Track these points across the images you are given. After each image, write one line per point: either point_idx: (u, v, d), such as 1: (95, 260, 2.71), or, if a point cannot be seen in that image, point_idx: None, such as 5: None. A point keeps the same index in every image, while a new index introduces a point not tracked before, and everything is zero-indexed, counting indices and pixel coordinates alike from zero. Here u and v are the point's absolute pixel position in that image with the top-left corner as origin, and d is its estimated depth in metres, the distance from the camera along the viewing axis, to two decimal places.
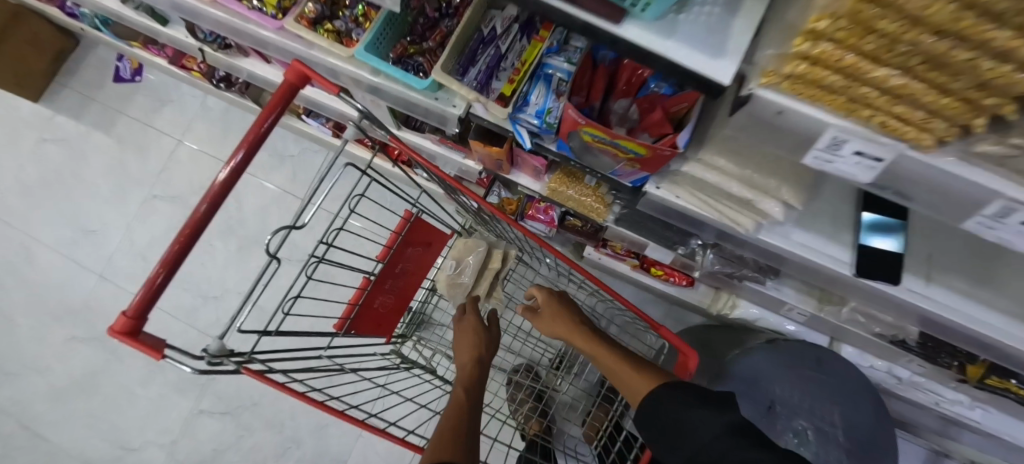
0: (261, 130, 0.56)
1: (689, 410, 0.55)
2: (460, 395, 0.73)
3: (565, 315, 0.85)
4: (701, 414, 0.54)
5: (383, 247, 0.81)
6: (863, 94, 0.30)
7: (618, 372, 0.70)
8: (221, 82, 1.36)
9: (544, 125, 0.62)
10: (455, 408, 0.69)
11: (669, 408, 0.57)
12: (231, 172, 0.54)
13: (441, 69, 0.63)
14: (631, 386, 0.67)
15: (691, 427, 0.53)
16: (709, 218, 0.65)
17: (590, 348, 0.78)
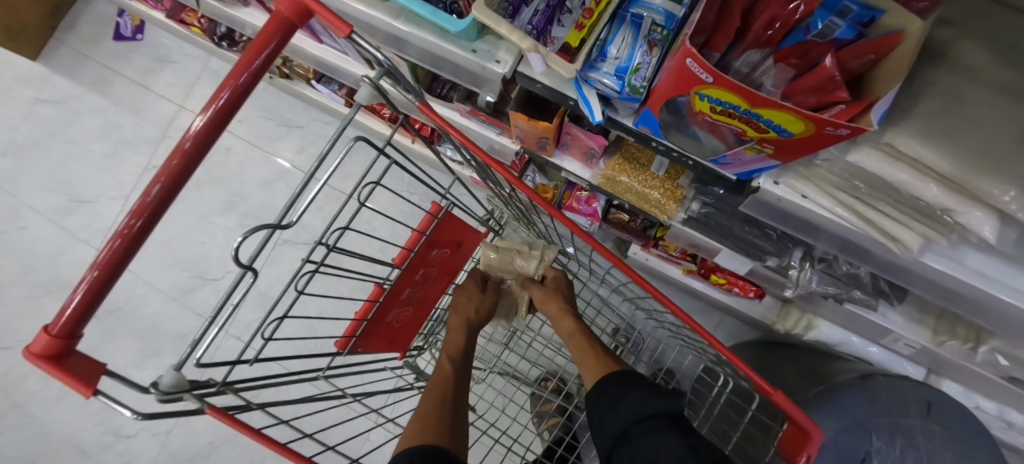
0: (239, 91, 0.36)
1: (627, 383, 0.56)
2: (444, 367, 0.67)
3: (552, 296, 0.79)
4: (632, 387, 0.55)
5: (403, 249, 0.65)
6: None
7: (583, 355, 0.66)
8: (223, 40, 1.21)
9: (626, 89, 0.44)
10: (440, 383, 0.64)
11: (607, 383, 0.58)
12: (199, 132, 0.35)
13: (484, 3, 0.44)
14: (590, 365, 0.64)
15: (623, 399, 0.55)
16: (848, 228, 0.46)
17: (568, 326, 0.73)
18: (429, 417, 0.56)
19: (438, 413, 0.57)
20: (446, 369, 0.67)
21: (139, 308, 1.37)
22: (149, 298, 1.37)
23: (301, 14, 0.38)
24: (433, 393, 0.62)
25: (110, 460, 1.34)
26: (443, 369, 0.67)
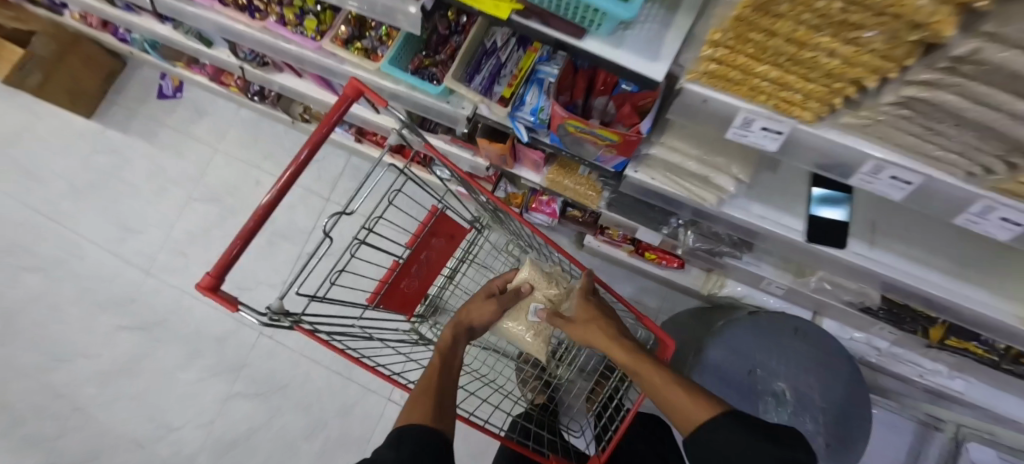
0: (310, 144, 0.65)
1: (748, 430, 0.59)
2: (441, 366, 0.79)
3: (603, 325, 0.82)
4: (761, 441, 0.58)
5: (411, 236, 0.91)
6: (761, 80, 0.42)
7: (666, 396, 0.67)
8: (255, 95, 1.52)
9: (538, 120, 0.75)
10: (433, 373, 0.77)
11: (718, 434, 0.60)
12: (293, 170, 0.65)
13: (452, 78, 0.77)
14: (687, 412, 0.64)
15: (745, 448, 0.58)
16: (682, 196, 0.76)
17: (631, 360, 0.73)
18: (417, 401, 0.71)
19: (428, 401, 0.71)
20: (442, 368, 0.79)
21: (186, 318, 1.64)
22: (194, 309, 1.65)
23: (356, 96, 0.67)
24: (424, 382, 0.75)
25: (161, 450, 1.57)
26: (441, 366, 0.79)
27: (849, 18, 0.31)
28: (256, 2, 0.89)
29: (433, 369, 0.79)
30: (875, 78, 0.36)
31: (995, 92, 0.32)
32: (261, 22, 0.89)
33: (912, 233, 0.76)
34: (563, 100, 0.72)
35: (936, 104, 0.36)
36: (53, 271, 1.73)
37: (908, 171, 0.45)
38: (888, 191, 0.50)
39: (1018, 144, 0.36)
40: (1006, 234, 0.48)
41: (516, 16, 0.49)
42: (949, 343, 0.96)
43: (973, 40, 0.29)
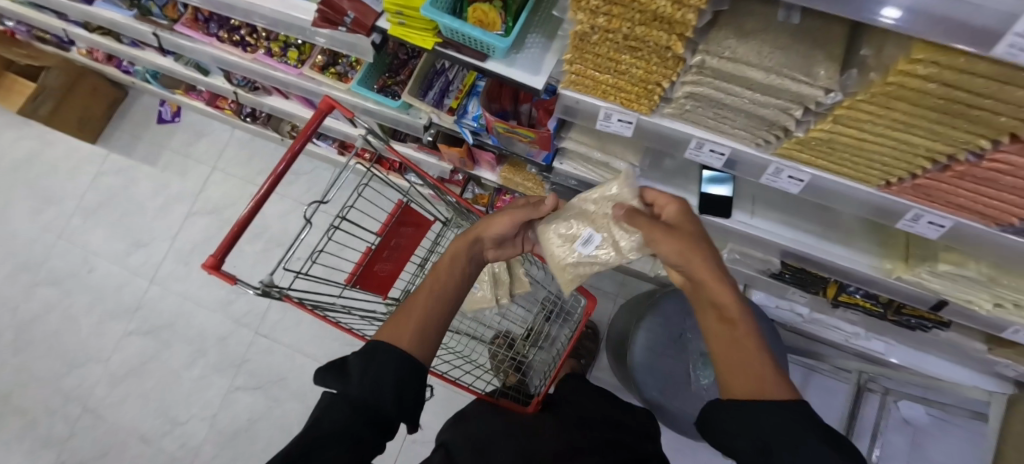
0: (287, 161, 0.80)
1: (797, 430, 0.45)
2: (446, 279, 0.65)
3: (702, 258, 0.55)
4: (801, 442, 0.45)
5: (382, 224, 1.07)
6: (608, 86, 0.60)
7: (731, 359, 0.51)
8: (247, 116, 1.70)
9: (478, 125, 0.93)
10: (435, 290, 0.64)
11: (749, 417, 0.47)
12: (275, 178, 0.80)
13: (409, 94, 0.95)
14: (740, 385, 0.49)
15: (770, 437, 0.46)
16: (598, 181, 0.95)
17: (712, 299, 0.54)
18: (413, 322, 0.60)
19: (431, 330, 0.60)
20: (447, 290, 0.64)
21: (189, 322, 1.79)
22: (195, 313, 1.79)
23: (330, 110, 0.83)
24: (423, 305, 0.61)
25: (168, 444, 1.69)
26: (445, 286, 0.64)
27: (633, 43, 0.50)
28: (248, 38, 1.08)
29: (438, 285, 0.64)
30: (667, 81, 0.55)
31: (731, 85, 0.51)
32: (251, 54, 1.08)
33: (783, 204, 0.95)
34: (494, 108, 0.89)
35: (709, 96, 0.55)
36: (64, 284, 1.87)
37: (717, 144, 0.65)
38: (712, 160, 0.70)
39: (768, 118, 0.55)
40: (796, 187, 0.68)
41: (438, 47, 0.66)
42: (843, 299, 1.13)
43: (698, 55, 0.48)
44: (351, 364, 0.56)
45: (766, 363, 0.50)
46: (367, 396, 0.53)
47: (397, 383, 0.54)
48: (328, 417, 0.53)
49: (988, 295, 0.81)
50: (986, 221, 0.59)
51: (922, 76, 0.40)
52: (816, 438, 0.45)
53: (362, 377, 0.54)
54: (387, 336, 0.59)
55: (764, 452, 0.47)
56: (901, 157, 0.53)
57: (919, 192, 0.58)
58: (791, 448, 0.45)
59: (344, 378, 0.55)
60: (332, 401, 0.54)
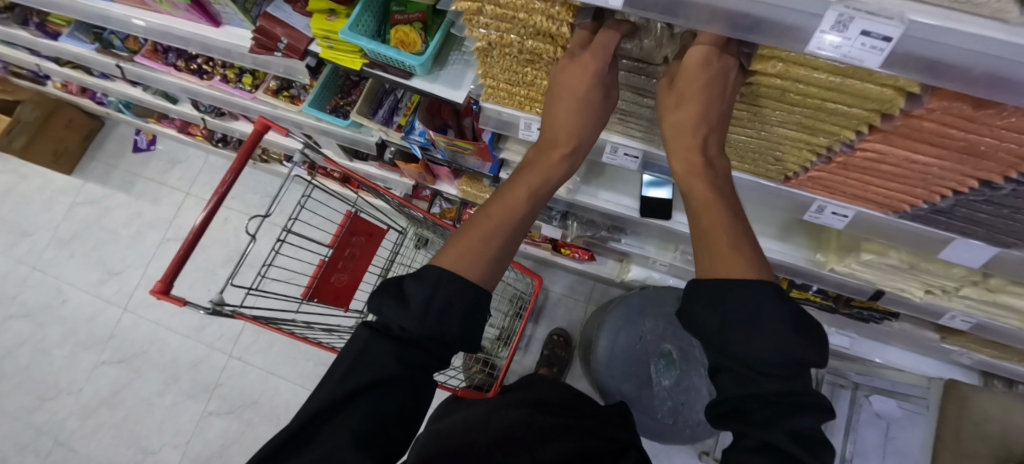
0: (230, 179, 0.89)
1: (754, 312, 0.39)
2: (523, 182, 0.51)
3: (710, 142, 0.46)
4: (760, 324, 0.39)
5: (334, 236, 1.11)
6: (522, 97, 0.64)
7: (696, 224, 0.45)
8: (219, 142, 1.74)
9: (425, 140, 0.97)
10: (500, 212, 0.50)
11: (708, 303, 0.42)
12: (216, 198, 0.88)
13: (358, 113, 0.98)
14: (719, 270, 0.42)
15: (724, 321, 0.40)
16: None
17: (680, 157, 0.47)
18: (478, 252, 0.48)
19: (479, 255, 0.48)
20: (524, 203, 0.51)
21: (162, 348, 1.78)
22: (169, 340, 1.79)
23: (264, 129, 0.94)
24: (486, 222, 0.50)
25: None
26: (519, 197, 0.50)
27: (529, 56, 0.54)
28: (204, 67, 1.13)
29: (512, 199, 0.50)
30: None
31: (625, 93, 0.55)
32: (208, 81, 1.12)
33: None
34: (436, 123, 0.92)
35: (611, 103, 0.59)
36: (37, 316, 1.87)
37: (631, 148, 0.69)
38: (629, 163, 0.74)
39: None
40: None
41: (366, 68, 0.70)
42: (795, 295, 1.16)
43: None
44: (406, 287, 0.47)
45: (742, 248, 0.42)
46: (421, 330, 0.46)
47: (461, 314, 0.47)
48: (374, 354, 0.46)
49: (916, 283, 0.84)
50: (882, 209, 0.63)
51: (773, 74, 0.44)
52: (786, 320, 0.39)
53: (424, 307, 0.45)
54: (443, 260, 0.49)
55: (718, 337, 0.41)
56: (789, 152, 0.58)
57: (816, 184, 0.63)
58: (751, 335, 0.39)
59: (398, 301, 0.47)
60: (374, 338, 0.47)
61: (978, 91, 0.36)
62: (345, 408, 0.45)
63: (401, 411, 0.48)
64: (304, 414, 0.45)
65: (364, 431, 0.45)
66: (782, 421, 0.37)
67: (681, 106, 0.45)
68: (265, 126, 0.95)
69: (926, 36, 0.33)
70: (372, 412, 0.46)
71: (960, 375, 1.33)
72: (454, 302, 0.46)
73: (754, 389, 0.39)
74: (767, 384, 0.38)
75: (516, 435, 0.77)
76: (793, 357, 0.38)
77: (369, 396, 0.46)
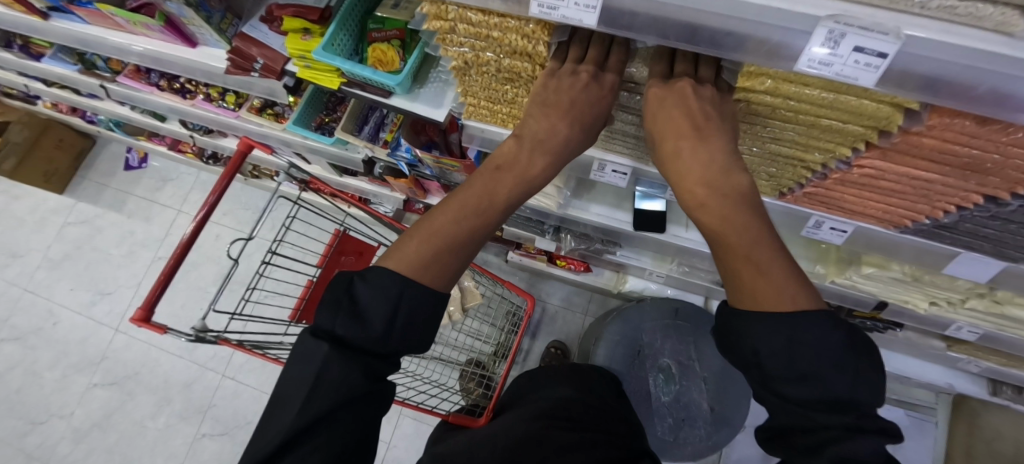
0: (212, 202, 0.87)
1: (791, 337, 0.34)
2: (500, 184, 0.47)
3: (712, 145, 0.41)
4: (798, 356, 0.34)
5: (322, 256, 1.09)
6: (504, 115, 0.62)
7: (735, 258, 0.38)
8: (209, 159, 1.72)
9: (411, 157, 0.95)
10: (473, 202, 0.46)
11: (751, 322, 0.36)
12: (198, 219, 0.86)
13: (342, 129, 0.96)
14: (756, 295, 0.36)
15: (755, 349, 0.36)
16: (535, 204, 0.95)
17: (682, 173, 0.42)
18: (446, 245, 0.45)
19: (443, 263, 0.45)
20: (502, 206, 0.47)
21: (154, 370, 1.76)
22: (161, 361, 1.77)
23: (246, 150, 0.91)
24: (446, 221, 0.45)
25: None
26: (493, 197, 0.47)
27: (507, 75, 0.52)
28: (188, 86, 1.11)
29: (478, 202, 0.46)
30: None
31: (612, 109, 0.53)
32: (192, 100, 1.10)
33: None
34: (422, 140, 0.91)
35: None
36: (28, 339, 1.84)
37: (620, 164, 0.67)
38: (619, 180, 0.71)
39: None
40: None
41: (344, 86, 0.67)
42: None
43: None
44: (359, 296, 0.43)
45: (776, 267, 0.36)
46: (385, 342, 0.43)
47: (424, 324, 0.45)
48: (330, 376, 0.41)
49: (919, 294, 0.81)
50: (883, 224, 0.60)
51: (762, 93, 0.42)
52: (832, 347, 0.34)
53: (387, 321, 0.42)
54: (392, 265, 0.44)
55: (755, 367, 0.37)
56: (783, 169, 0.56)
57: (813, 200, 0.60)
58: (794, 368, 0.34)
59: (352, 316, 0.42)
60: (328, 356, 0.41)
61: (978, 110, 0.33)
62: (313, 435, 0.42)
63: (365, 431, 0.46)
64: (266, 449, 0.41)
65: (336, 455, 0.43)
66: (825, 450, 0.32)
67: (668, 111, 0.42)
68: (250, 146, 0.92)
69: (922, 53, 0.31)
70: (338, 432, 0.43)
71: (968, 383, 1.29)
72: (417, 315, 0.44)
73: (801, 422, 0.34)
74: (818, 417, 0.33)
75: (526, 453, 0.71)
76: (836, 394, 0.33)
77: (335, 417, 0.43)
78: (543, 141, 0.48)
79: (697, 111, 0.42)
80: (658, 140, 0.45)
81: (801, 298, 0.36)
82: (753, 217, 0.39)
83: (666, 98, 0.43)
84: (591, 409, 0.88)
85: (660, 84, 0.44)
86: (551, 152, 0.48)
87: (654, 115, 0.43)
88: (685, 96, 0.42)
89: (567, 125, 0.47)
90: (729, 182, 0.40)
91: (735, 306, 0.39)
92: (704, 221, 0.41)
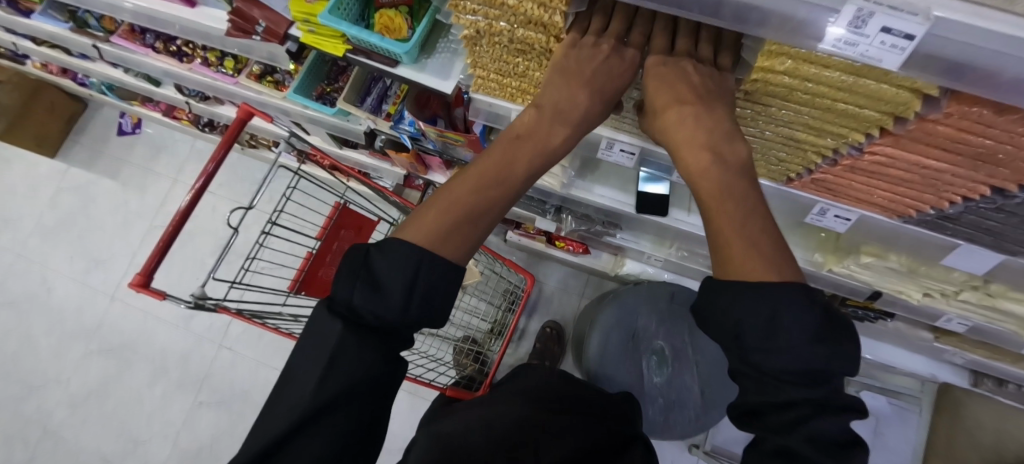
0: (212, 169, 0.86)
1: (773, 314, 0.34)
2: (519, 154, 0.49)
3: (713, 111, 0.43)
4: (779, 332, 0.34)
5: (321, 229, 1.08)
6: (514, 88, 0.60)
7: (726, 232, 0.39)
8: (206, 127, 1.68)
9: (415, 130, 0.94)
10: (492, 172, 0.47)
11: (736, 293, 0.36)
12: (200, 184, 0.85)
13: (345, 100, 0.94)
14: (738, 268, 0.37)
15: (737, 324, 0.36)
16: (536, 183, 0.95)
17: (685, 140, 0.44)
18: (466, 214, 0.45)
19: (463, 234, 0.45)
20: (520, 177, 0.48)
21: (151, 339, 1.78)
22: (159, 330, 1.78)
23: (247, 117, 0.89)
24: (464, 193, 0.46)
25: None
26: (512, 169, 0.48)
27: (519, 46, 0.50)
28: (184, 49, 1.08)
29: (495, 175, 0.47)
30: None
31: None
32: (189, 64, 1.07)
33: None
34: (426, 115, 0.88)
35: None
36: (23, 305, 1.84)
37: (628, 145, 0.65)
38: (624, 160, 0.71)
39: None
40: None
41: (349, 54, 0.66)
42: None
43: None
44: (377, 269, 0.42)
45: (763, 237, 0.38)
46: (403, 318, 0.43)
47: (445, 297, 0.44)
48: (347, 351, 0.42)
49: (914, 285, 0.82)
50: (887, 214, 0.60)
51: (779, 73, 0.41)
52: (813, 325, 0.34)
53: (406, 294, 0.42)
54: (409, 236, 0.44)
55: (733, 342, 0.37)
56: (792, 153, 0.55)
57: (820, 186, 0.59)
58: (770, 342, 0.34)
59: (371, 287, 0.42)
60: (344, 337, 0.42)
61: (998, 97, 0.33)
62: (327, 415, 0.42)
63: (375, 411, 0.46)
64: (275, 427, 0.41)
65: (348, 433, 0.43)
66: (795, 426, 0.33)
67: (667, 84, 0.44)
68: (249, 114, 0.90)
69: (950, 33, 0.30)
70: (351, 415, 0.44)
71: (949, 373, 1.33)
72: (437, 287, 0.43)
73: (775, 398, 0.34)
74: (790, 392, 0.34)
75: (519, 444, 0.72)
76: (815, 368, 0.33)
77: (351, 396, 0.43)
78: (564, 111, 0.49)
79: (691, 84, 0.44)
80: (660, 113, 0.46)
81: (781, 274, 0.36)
82: (751, 194, 0.41)
83: (667, 75, 0.45)
84: (578, 391, 0.91)
85: (660, 63, 0.46)
86: (570, 121, 0.49)
87: (654, 87, 0.45)
88: (683, 75, 0.44)
89: (582, 95, 0.48)
90: (733, 147, 0.42)
91: (719, 279, 0.39)
92: (699, 187, 0.42)
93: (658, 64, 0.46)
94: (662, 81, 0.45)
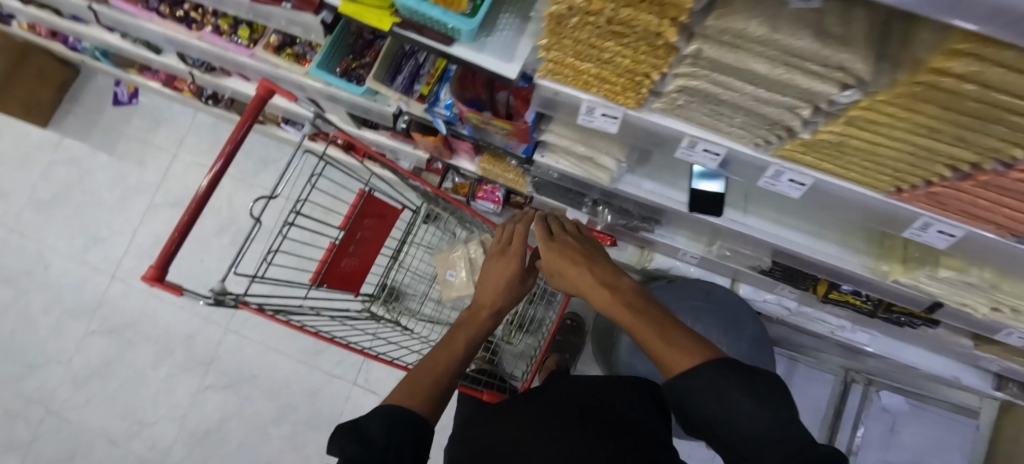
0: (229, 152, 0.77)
1: (719, 393, 0.43)
2: (463, 332, 0.64)
3: (595, 267, 0.59)
4: (728, 400, 0.43)
5: (344, 217, 1.00)
6: (590, 76, 0.52)
7: (638, 329, 0.49)
8: (209, 99, 1.57)
9: (451, 114, 0.85)
10: (445, 355, 0.60)
11: (682, 382, 0.45)
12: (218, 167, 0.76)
13: (374, 79, 0.86)
14: (663, 358, 0.47)
15: (703, 409, 0.44)
16: (582, 175, 0.87)
17: (583, 288, 0.58)
18: (433, 370, 0.58)
19: (426, 388, 0.55)
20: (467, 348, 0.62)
21: (154, 320, 1.72)
22: (162, 312, 1.72)
23: (267, 94, 0.80)
24: (430, 359, 0.59)
25: (137, 446, 1.65)
26: (460, 347, 0.62)
27: (618, 28, 0.42)
28: (193, 14, 0.97)
29: (442, 349, 0.62)
30: (657, 73, 0.47)
31: (733, 79, 0.43)
32: (198, 32, 0.97)
33: (779, 202, 0.88)
34: (467, 97, 0.80)
35: (704, 91, 0.47)
36: (20, 281, 1.77)
37: (714, 144, 0.56)
38: (707, 162, 0.60)
39: (768, 118, 0.48)
40: (797, 192, 0.59)
41: (397, 28, 0.57)
42: (833, 296, 1.07)
43: (695, 42, 0.40)
44: (365, 427, 0.48)
45: (657, 321, 0.49)
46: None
47: (416, 452, 0.49)
48: None
49: (983, 299, 0.77)
50: (1000, 231, 0.53)
51: (956, 76, 0.31)
52: (742, 386, 0.43)
53: (386, 445, 0.47)
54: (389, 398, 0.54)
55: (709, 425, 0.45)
56: (916, 163, 0.46)
57: (933, 200, 0.51)
58: (726, 405, 0.43)
59: (359, 442, 0.46)
60: None
61: None
62: None
63: None
64: None
65: None
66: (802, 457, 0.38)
67: (560, 255, 0.61)
68: (270, 91, 0.81)
69: None
70: None
71: (976, 378, 1.32)
72: (409, 441, 0.49)
73: (758, 441, 0.41)
74: (771, 438, 0.40)
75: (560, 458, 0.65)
76: (763, 406, 0.42)
77: None
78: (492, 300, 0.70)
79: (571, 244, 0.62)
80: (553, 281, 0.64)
81: (703, 350, 0.47)
82: (649, 305, 0.52)
83: (811, 59, 0.37)
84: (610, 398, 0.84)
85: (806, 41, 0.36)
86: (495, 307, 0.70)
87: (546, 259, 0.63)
88: (562, 247, 0.62)
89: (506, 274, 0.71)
90: (617, 283, 0.55)
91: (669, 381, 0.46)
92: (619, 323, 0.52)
93: (796, 41, 0.36)
94: (803, 70, 0.39)
